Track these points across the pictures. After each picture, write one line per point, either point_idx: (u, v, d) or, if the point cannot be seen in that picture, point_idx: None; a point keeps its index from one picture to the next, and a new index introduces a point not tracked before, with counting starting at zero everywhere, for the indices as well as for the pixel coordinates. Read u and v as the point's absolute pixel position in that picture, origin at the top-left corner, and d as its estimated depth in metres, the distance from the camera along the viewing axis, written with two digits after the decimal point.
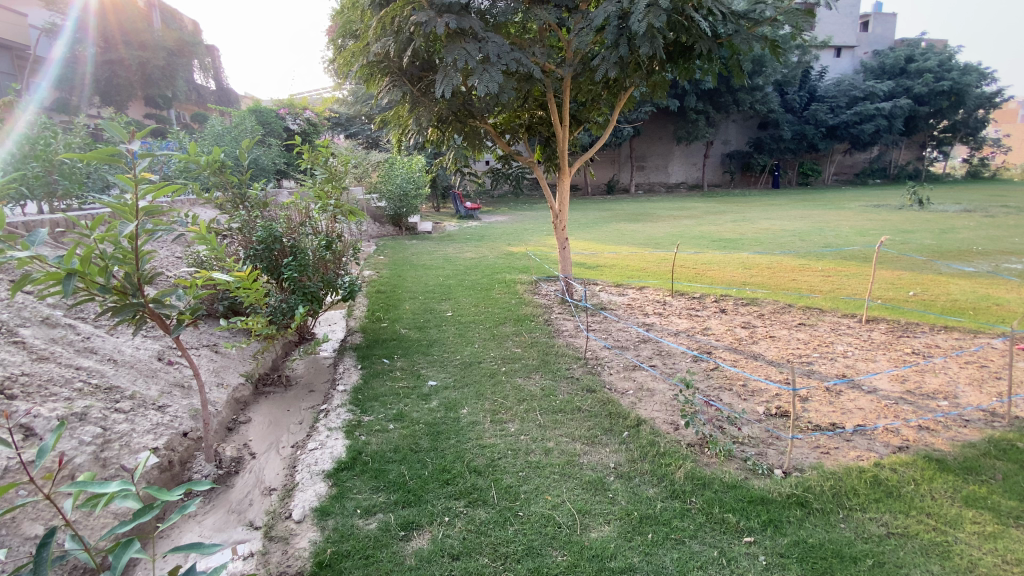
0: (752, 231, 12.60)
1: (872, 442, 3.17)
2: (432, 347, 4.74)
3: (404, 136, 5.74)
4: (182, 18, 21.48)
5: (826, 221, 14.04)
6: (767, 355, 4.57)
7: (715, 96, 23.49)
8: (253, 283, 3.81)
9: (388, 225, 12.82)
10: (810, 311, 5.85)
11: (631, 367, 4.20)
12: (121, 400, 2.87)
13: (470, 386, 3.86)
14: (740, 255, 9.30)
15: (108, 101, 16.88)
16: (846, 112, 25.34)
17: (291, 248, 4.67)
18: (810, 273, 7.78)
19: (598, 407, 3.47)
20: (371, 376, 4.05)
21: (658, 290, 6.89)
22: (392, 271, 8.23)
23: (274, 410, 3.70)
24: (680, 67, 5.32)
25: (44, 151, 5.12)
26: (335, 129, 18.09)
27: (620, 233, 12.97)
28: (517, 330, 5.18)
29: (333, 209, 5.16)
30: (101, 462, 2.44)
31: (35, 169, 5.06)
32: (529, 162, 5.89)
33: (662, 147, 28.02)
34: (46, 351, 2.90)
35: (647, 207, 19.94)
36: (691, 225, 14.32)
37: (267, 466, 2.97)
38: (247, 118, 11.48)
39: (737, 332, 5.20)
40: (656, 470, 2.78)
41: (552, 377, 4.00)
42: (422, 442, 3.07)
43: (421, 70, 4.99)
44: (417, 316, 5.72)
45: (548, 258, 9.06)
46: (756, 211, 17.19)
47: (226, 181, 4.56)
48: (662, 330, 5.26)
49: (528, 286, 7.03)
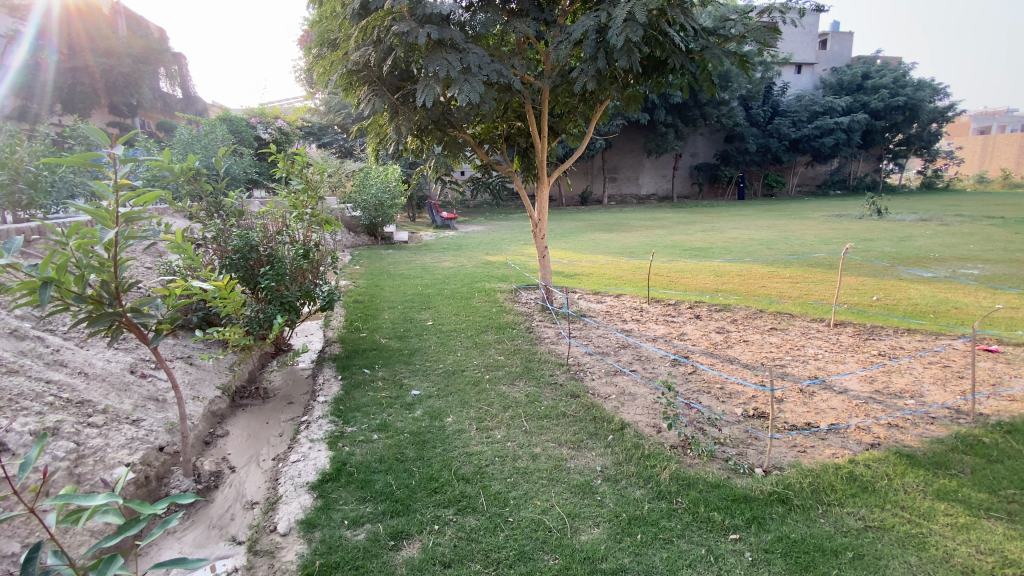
0: (723, 240, 12.96)
1: (846, 440, 3.30)
2: (413, 356, 4.71)
3: (383, 145, 5.73)
4: (147, 24, 20.95)
5: (792, 230, 14.57)
6: (743, 359, 4.71)
7: (684, 110, 24.20)
8: (231, 292, 3.72)
9: (364, 235, 12.69)
10: (782, 316, 6.05)
11: (612, 372, 4.26)
12: (94, 414, 2.73)
13: (454, 395, 3.85)
14: (712, 263, 9.57)
15: (69, 108, 16.31)
16: (808, 126, 26.43)
17: (268, 257, 4.58)
18: (779, 280, 8.05)
19: (583, 412, 3.50)
20: (353, 386, 4.00)
21: (635, 297, 7.01)
22: (369, 280, 8.15)
23: (252, 422, 3.61)
24: (654, 80, 5.48)
25: (7, 159, 4.94)
26: (308, 138, 17.87)
27: (596, 242, 13.17)
28: (499, 338, 5.19)
29: (309, 219, 5.15)
30: (75, 478, 2.31)
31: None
32: (509, 172, 5.95)
33: (634, 158, 28.62)
34: (14, 364, 2.74)
35: (621, 217, 20.31)
36: (664, 234, 14.65)
37: (247, 479, 2.89)
38: (218, 126, 11.23)
39: (712, 337, 5.33)
40: (642, 472, 2.82)
41: (535, 384, 4.02)
42: (407, 452, 3.04)
43: (401, 80, 5.00)
44: (397, 325, 5.67)
45: (526, 267, 9.13)
46: (726, 221, 17.71)
47: (200, 189, 4.46)
48: (641, 336, 5.35)
49: (507, 294, 7.06)
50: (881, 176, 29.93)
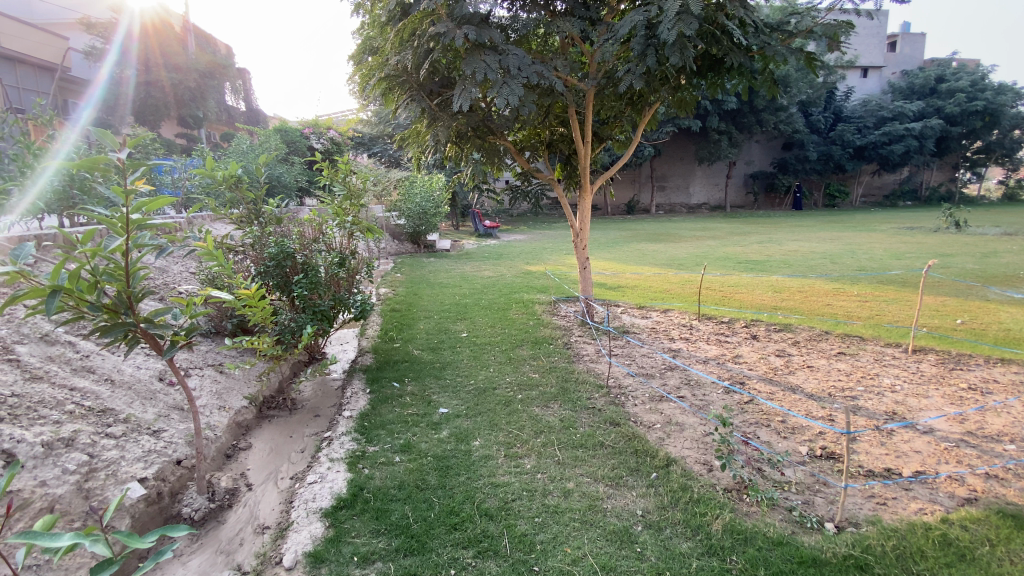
0: (780, 253, 12.17)
1: (935, 492, 2.81)
2: (445, 370, 4.51)
3: (422, 153, 5.62)
4: (216, 42, 22.36)
5: (857, 243, 13.53)
6: (806, 388, 4.22)
7: (738, 116, 23.21)
8: (260, 301, 3.66)
9: (407, 243, 12.76)
10: (850, 339, 5.46)
11: (657, 398, 3.90)
12: (114, 424, 2.70)
13: (483, 415, 3.61)
14: (770, 277, 8.92)
15: (143, 121, 17.36)
16: (874, 133, 24.76)
17: (303, 265, 4.51)
18: (845, 298, 7.37)
19: (623, 443, 3.18)
20: (380, 401, 3.82)
21: (684, 314, 6.57)
22: (408, 288, 8.09)
23: (276, 436, 3.49)
24: (708, 81, 5.09)
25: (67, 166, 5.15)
26: (358, 148, 18.33)
27: (643, 253, 12.67)
28: (535, 354, 4.92)
29: (350, 226, 5.09)
30: (83, 493, 2.25)
31: (58, 184, 5.09)
32: (550, 180, 5.69)
33: (684, 167, 27.73)
34: (40, 370, 2.75)
35: (669, 228, 19.60)
36: (715, 246, 13.94)
37: (262, 499, 2.76)
38: (271, 136, 11.65)
39: (771, 361, 4.85)
40: (690, 521, 2.47)
41: (571, 408, 3.72)
42: (429, 479, 2.82)
43: (440, 85, 4.88)
44: (431, 337, 5.51)
45: (568, 278, 8.82)
46: (782, 233, 16.71)
47: (241, 196, 4.49)
48: (690, 357, 4.94)
49: (546, 307, 6.79)
50: (958, 186, 27.59)
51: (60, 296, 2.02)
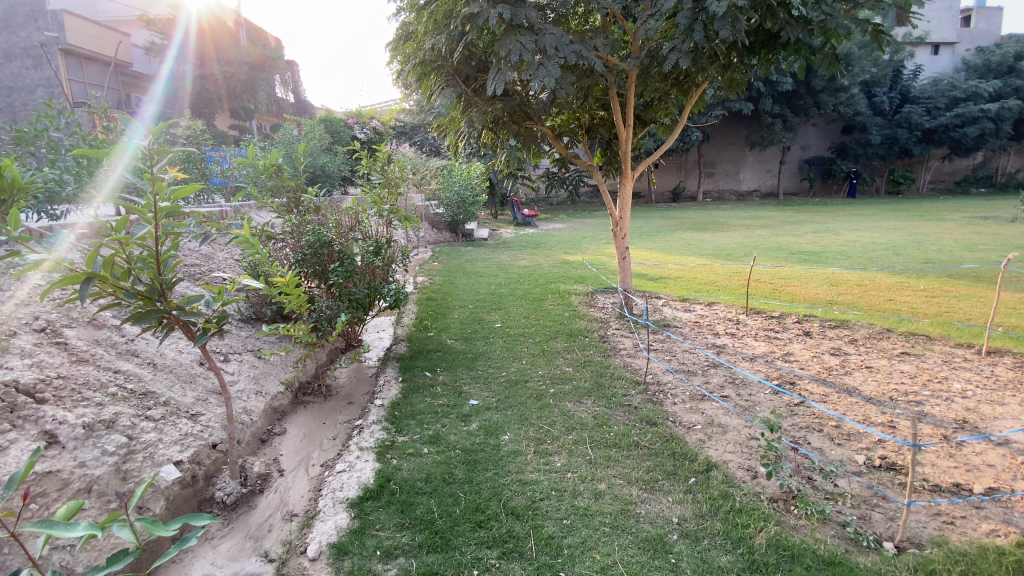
0: (837, 244, 11.43)
1: (1010, 513, 2.52)
2: (477, 361, 4.45)
3: (458, 141, 5.54)
4: (266, 35, 23.11)
5: (923, 234, 12.55)
6: (863, 391, 3.91)
7: (793, 98, 21.94)
8: (294, 289, 3.67)
9: (446, 231, 12.79)
10: (914, 338, 5.03)
11: (698, 397, 3.72)
12: (153, 407, 2.81)
13: (514, 409, 3.52)
14: (825, 270, 8.38)
15: (199, 114, 18.14)
16: (946, 114, 22.86)
17: (339, 253, 4.51)
18: (909, 293, 6.82)
19: (660, 444, 3.02)
20: (411, 391, 3.80)
21: (730, 308, 6.24)
22: (445, 277, 8.10)
23: (310, 422, 3.53)
24: (761, 57, 4.73)
25: None
26: (400, 137, 18.49)
27: (687, 243, 12.19)
28: (570, 347, 4.79)
29: (388, 214, 5.14)
30: (121, 475, 2.35)
31: None
32: (589, 166, 5.49)
33: (733, 152, 26.54)
34: (87, 353, 2.90)
35: (716, 216, 18.81)
36: (766, 236, 13.25)
37: (292, 486, 2.78)
38: (315, 126, 11.90)
39: (824, 360, 4.53)
40: (730, 532, 2.30)
41: (606, 404, 3.58)
42: (456, 472, 2.76)
43: (476, 70, 4.77)
44: (465, 326, 5.46)
45: (607, 268, 8.58)
46: (840, 222, 15.72)
47: (281, 184, 4.54)
48: (734, 354, 4.69)
49: (583, 298, 6.62)
50: None
51: (94, 283, 2.07)
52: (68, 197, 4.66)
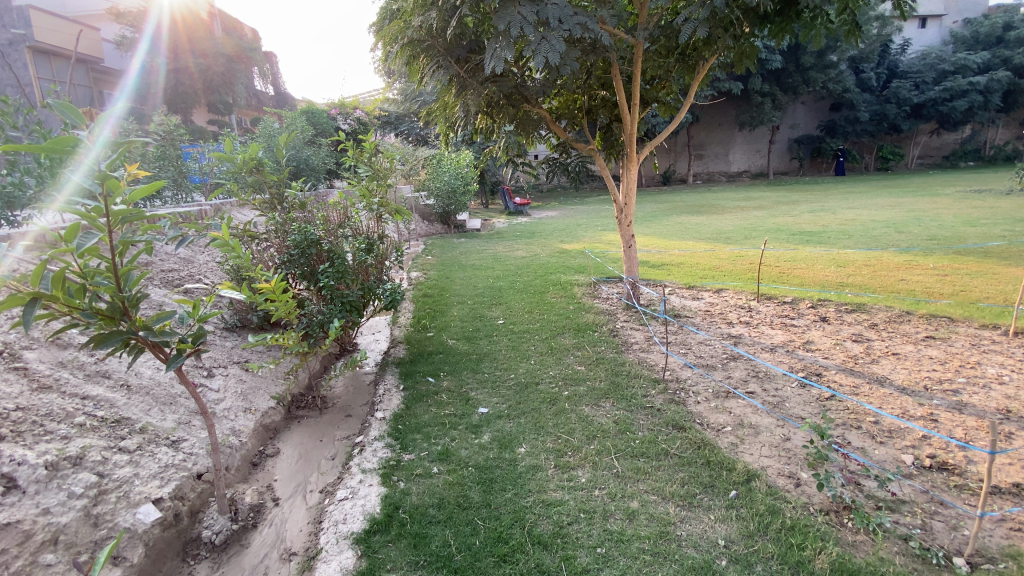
0: (837, 223, 11.24)
1: None
2: (482, 362, 4.16)
3: (451, 129, 5.19)
4: (242, 26, 22.36)
5: (922, 210, 12.38)
6: (895, 380, 3.70)
7: (782, 76, 21.66)
8: (281, 295, 3.30)
9: (437, 223, 12.41)
10: (936, 321, 4.83)
11: (722, 395, 3.48)
12: (128, 437, 2.50)
13: (527, 416, 3.25)
14: (830, 251, 8.16)
15: (175, 109, 17.46)
16: (934, 88, 22.75)
17: (328, 252, 4.15)
18: (921, 272, 6.62)
19: (692, 452, 2.77)
20: (414, 400, 3.50)
21: (740, 294, 6.00)
22: (440, 272, 7.78)
23: (306, 439, 3.22)
24: (773, 28, 4.43)
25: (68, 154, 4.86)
26: (385, 127, 17.93)
27: (685, 227, 11.93)
28: (579, 343, 4.51)
29: (378, 208, 4.80)
30: (92, 521, 2.05)
31: None
32: (591, 150, 5.18)
33: (723, 133, 26.29)
34: (50, 379, 2.57)
35: (710, 198, 18.57)
36: (763, 217, 13.02)
37: (290, 517, 2.50)
38: (297, 117, 11.43)
39: (848, 348, 4.31)
40: (786, 556, 2.06)
41: (626, 407, 3.32)
42: (471, 495, 2.50)
43: (468, 50, 4.44)
44: (466, 324, 5.16)
45: (607, 257, 8.30)
46: (835, 200, 15.57)
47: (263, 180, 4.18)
48: (753, 344, 4.45)
49: (586, 289, 6.35)
50: None
51: (41, 306, 1.74)
52: (31, 201, 4.27)
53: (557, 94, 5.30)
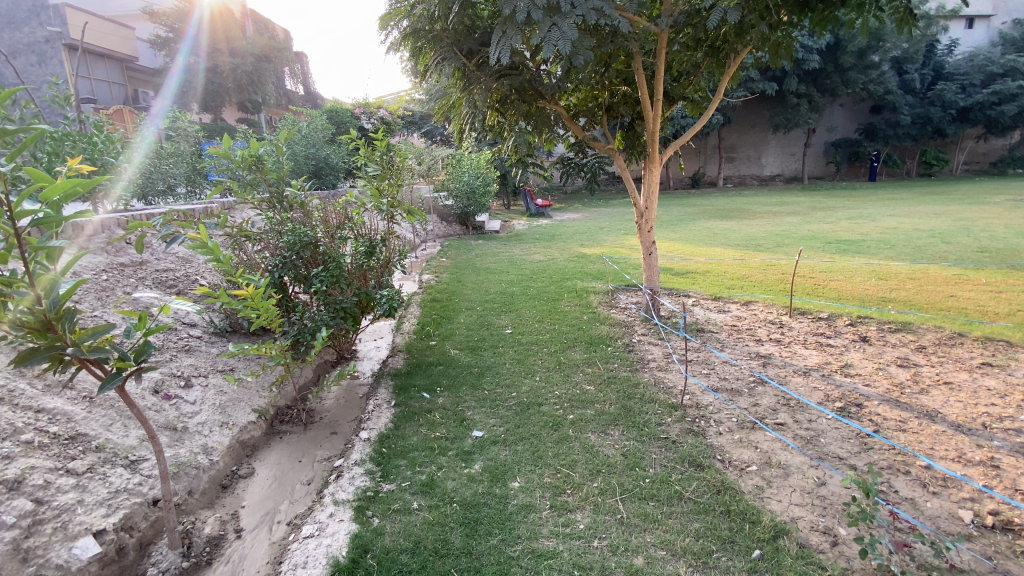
0: (876, 232, 10.56)
1: None
2: (483, 377, 3.86)
3: (461, 126, 4.92)
4: (274, 27, 22.74)
5: (970, 219, 11.54)
6: (947, 415, 3.23)
7: (819, 77, 20.75)
8: (264, 303, 3.02)
9: (456, 224, 12.19)
10: (992, 345, 4.30)
11: (747, 426, 3.12)
12: (81, 456, 2.29)
13: (525, 443, 2.93)
14: (869, 262, 7.58)
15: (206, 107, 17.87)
16: (982, 91, 21.47)
17: (324, 255, 3.92)
18: (972, 288, 6.03)
19: (709, 497, 2.41)
20: (404, 419, 3.21)
21: (770, 308, 5.55)
22: (452, 275, 7.53)
23: (284, 459, 2.97)
24: (814, 16, 3.91)
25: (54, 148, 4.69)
26: (408, 127, 17.84)
27: (712, 233, 11.40)
28: (590, 358, 4.17)
29: (386, 209, 4.55)
30: (20, 556, 1.82)
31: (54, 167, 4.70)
32: (609, 150, 4.82)
33: (755, 135, 25.44)
34: (3, 390, 2.38)
35: (739, 203, 17.89)
36: (796, 223, 12.38)
37: (250, 554, 2.25)
38: (318, 115, 11.38)
39: (893, 374, 3.84)
40: None
41: (637, 437, 2.97)
42: (452, 539, 2.19)
43: (479, 43, 4.17)
44: (471, 333, 4.86)
45: (627, 263, 7.91)
46: (874, 207, 14.75)
47: (262, 178, 3.95)
48: (783, 366, 4.04)
49: (603, 297, 6.00)
50: None
51: None
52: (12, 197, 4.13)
53: (575, 90, 4.97)
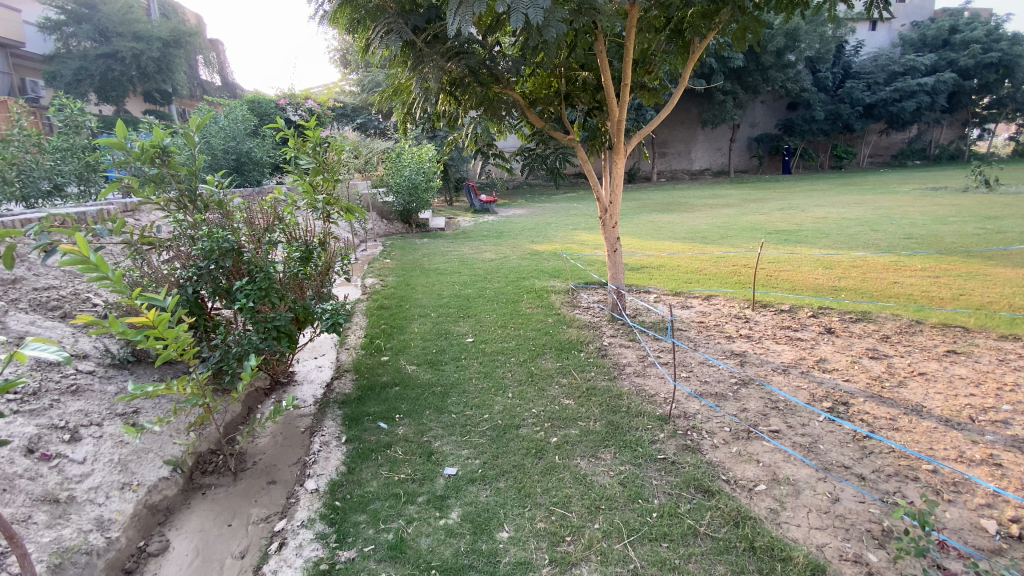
0: (810, 221, 11.00)
1: None
2: (449, 397, 3.39)
3: (408, 115, 4.40)
4: (184, 10, 20.70)
5: (889, 207, 12.33)
6: (933, 409, 3.16)
7: (743, 75, 21.57)
8: (171, 330, 2.36)
9: (398, 222, 11.50)
10: (950, 332, 4.38)
11: (743, 436, 2.87)
12: None
13: (508, 477, 2.52)
14: (813, 251, 7.80)
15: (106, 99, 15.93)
16: (884, 89, 23.39)
17: (249, 265, 3.28)
18: (912, 274, 6.26)
19: (727, 531, 2.13)
20: (359, 459, 2.70)
21: (732, 302, 5.46)
22: (399, 277, 6.95)
23: (208, 524, 2.38)
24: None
25: None
26: (341, 119, 16.71)
27: (658, 226, 11.45)
28: (564, 367, 3.81)
29: (324, 207, 3.94)
30: None
31: None
32: (571, 139, 4.47)
33: (686, 131, 26.31)
34: None
35: (677, 195, 18.35)
36: (735, 214, 12.73)
37: None
38: (239, 105, 10.29)
39: (868, 367, 3.77)
40: None
41: (632, 459, 2.64)
42: None
43: (426, 20, 3.67)
44: (428, 345, 4.35)
45: (583, 259, 7.67)
46: (801, 198, 15.53)
47: (168, 173, 3.23)
48: (760, 364, 3.88)
49: (564, 296, 5.68)
50: (968, 144, 26.38)
51: None
52: None
53: (532, 76, 4.56)
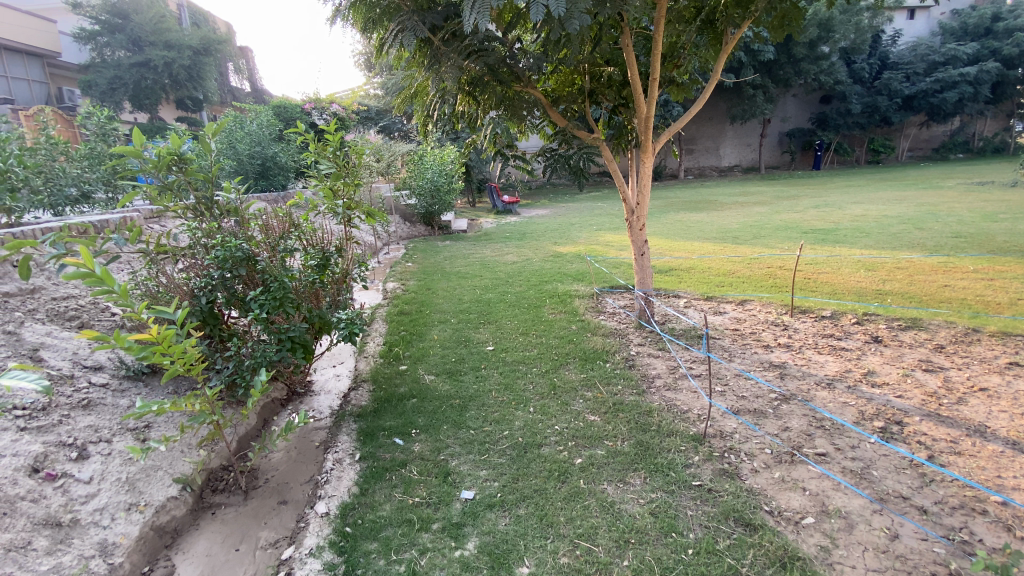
0: (848, 219, 10.48)
1: None
2: (467, 410, 3.24)
3: (427, 116, 4.27)
4: (214, 19, 21.20)
5: (933, 204, 11.66)
6: (999, 430, 2.85)
7: (773, 69, 20.87)
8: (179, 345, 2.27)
9: (420, 224, 11.44)
10: (1010, 341, 4.01)
11: (786, 460, 2.63)
12: None
13: (528, 503, 2.35)
14: (853, 252, 7.37)
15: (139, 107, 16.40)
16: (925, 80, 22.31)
17: (262, 273, 3.19)
18: (964, 276, 5.82)
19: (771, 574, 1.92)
20: (372, 479, 2.57)
21: (767, 307, 5.15)
22: (420, 281, 6.85)
23: (216, 548, 2.28)
24: None
25: None
26: (364, 123, 16.81)
27: (686, 226, 11.09)
28: (589, 379, 3.61)
29: (342, 212, 3.83)
30: None
31: None
32: (595, 138, 4.27)
33: (714, 127, 25.63)
34: None
35: (704, 194, 17.84)
36: (767, 213, 12.26)
37: None
38: (263, 110, 10.41)
39: (922, 381, 3.46)
40: None
41: (663, 485, 2.44)
42: None
43: (444, 17, 3.52)
44: (447, 354, 4.21)
45: (608, 261, 7.43)
46: (836, 195, 14.88)
47: (183, 180, 3.16)
48: (801, 376, 3.60)
49: (588, 301, 5.47)
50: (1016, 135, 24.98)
51: None
52: None
53: (554, 73, 4.37)
